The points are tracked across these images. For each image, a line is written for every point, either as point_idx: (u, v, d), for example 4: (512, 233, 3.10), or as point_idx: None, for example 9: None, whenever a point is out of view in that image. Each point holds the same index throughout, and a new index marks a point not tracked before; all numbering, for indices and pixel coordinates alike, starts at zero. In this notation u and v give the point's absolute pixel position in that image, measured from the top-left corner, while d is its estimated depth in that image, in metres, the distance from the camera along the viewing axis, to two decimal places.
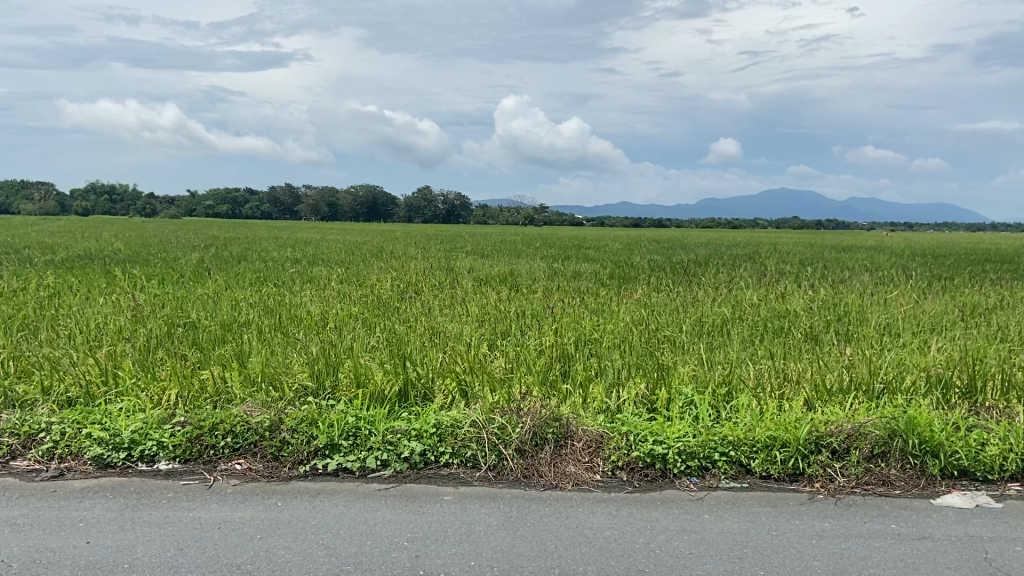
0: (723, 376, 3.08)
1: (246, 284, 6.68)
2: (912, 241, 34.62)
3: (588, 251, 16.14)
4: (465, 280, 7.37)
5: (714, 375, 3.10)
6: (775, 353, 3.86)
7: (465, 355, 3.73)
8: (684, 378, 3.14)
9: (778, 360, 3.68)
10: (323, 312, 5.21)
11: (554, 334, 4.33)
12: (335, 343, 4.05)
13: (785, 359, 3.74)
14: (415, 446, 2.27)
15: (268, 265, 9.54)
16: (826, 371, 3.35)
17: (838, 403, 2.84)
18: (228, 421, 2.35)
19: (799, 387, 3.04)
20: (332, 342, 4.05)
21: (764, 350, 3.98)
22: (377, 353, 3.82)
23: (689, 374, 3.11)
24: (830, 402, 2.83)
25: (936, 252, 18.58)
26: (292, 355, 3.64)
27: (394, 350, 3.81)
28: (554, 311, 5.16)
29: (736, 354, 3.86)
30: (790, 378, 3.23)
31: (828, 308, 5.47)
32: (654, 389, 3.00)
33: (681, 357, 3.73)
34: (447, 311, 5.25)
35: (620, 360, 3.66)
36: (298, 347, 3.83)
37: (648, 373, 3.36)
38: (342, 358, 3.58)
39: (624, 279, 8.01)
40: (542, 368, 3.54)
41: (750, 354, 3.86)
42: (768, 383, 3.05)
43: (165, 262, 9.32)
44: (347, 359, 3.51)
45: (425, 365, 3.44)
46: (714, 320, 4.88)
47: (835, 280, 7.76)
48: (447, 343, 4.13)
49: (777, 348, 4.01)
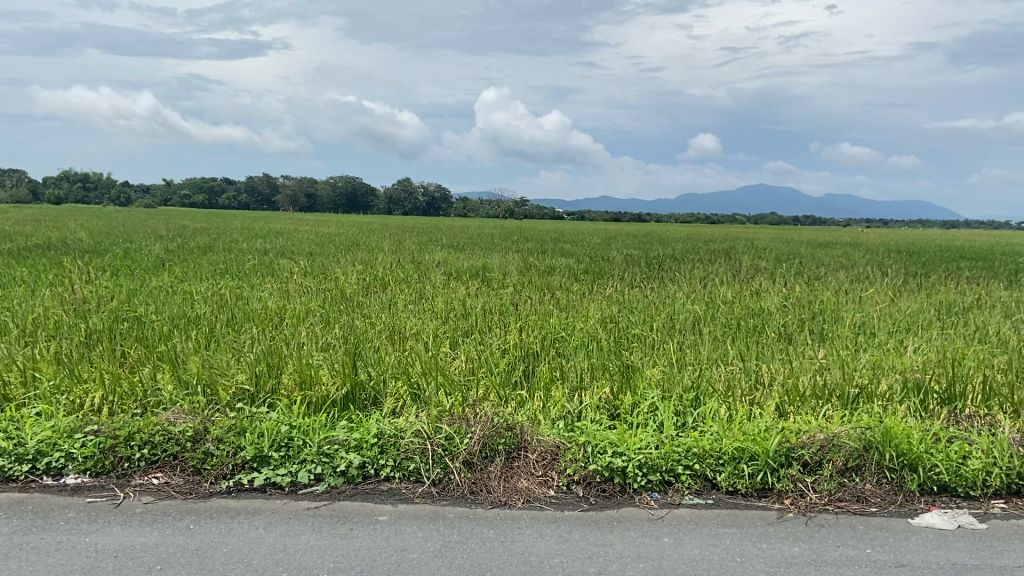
0: (692, 379, 2.91)
1: (205, 276, 6.44)
2: (887, 238, 34.85)
3: (566, 245, 15.96)
4: (433, 274, 7.18)
5: (683, 377, 2.93)
6: (748, 355, 3.70)
7: (423, 355, 3.53)
8: (652, 381, 2.96)
9: (751, 361, 3.52)
10: (281, 307, 4.99)
11: (520, 331, 4.15)
12: (287, 341, 3.84)
13: (758, 360, 3.58)
14: (352, 458, 2.07)
15: (234, 258, 9.28)
16: (800, 374, 3.20)
17: (811, 410, 2.68)
18: (148, 431, 2.15)
19: (771, 392, 2.88)
20: (284, 340, 3.83)
21: (737, 350, 3.82)
22: (331, 351, 3.62)
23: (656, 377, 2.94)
24: (802, 409, 2.68)
25: (915, 249, 18.59)
26: (238, 353, 3.43)
27: (348, 348, 3.61)
28: (521, 307, 4.98)
29: (707, 354, 3.69)
30: (762, 381, 3.07)
31: (804, 306, 5.33)
32: (619, 392, 2.82)
33: (650, 358, 3.56)
34: (411, 307, 5.05)
35: (586, 361, 3.48)
36: (246, 344, 3.62)
37: (613, 376, 3.18)
38: (291, 357, 3.37)
39: (598, 275, 7.86)
40: (503, 369, 3.36)
41: (722, 355, 3.70)
42: (739, 388, 2.89)
43: (126, 254, 9.03)
44: (296, 359, 3.31)
45: (377, 365, 3.23)
46: (687, 318, 4.72)
47: (810, 277, 7.64)
48: (406, 341, 3.93)
49: (751, 348, 3.85)
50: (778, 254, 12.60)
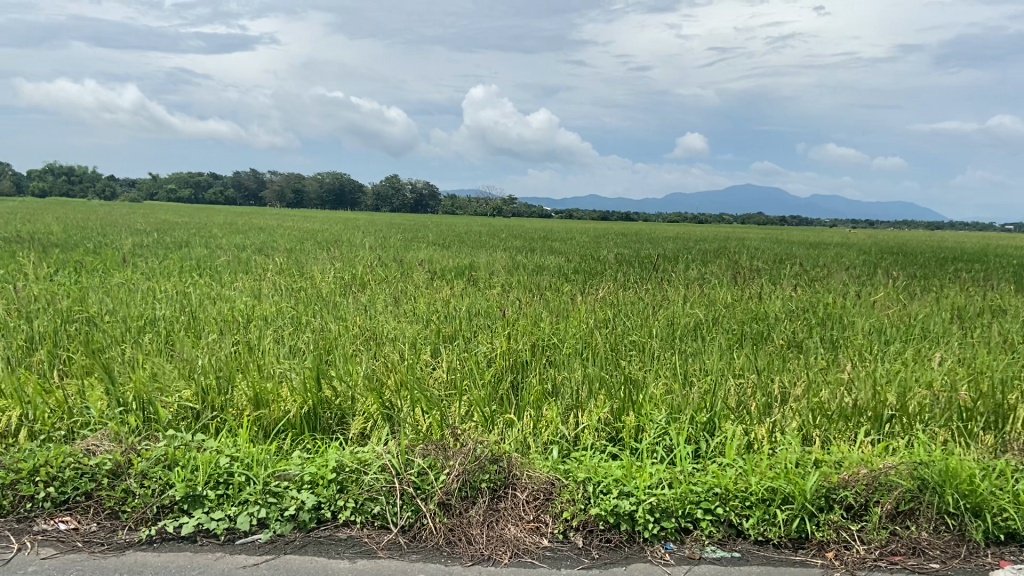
0: (704, 401, 2.57)
1: (172, 274, 6.05)
2: (877, 239, 34.74)
3: (554, 243, 15.67)
4: (416, 272, 6.82)
5: (692, 398, 2.59)
6: (759, 369, 3.37)
7: (399, 364, 3.17)
8: (656, 402, 2.62)
9: (762, 377, 3.19)
10: (249, 308, 4.62)
11: (507, 336, 3.80)
12: (249, 347, 3.47)
13: (770, 375, 3.25)
14: (305, 499, 1.71)
15: (208, 253, 8.88)
16: (821, 393, 2.86)
17: (842, 439, 2.35)
18: (58, 464, 1.78)
19: (791, 416, 2.55)
20: (247, 346, 3.47)
21: (744, 362, 3.49)
22: (296, 360, 3.25)
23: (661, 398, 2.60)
24: (831, 438, 2.34)
25: (905, 249, 18.41)
26: (191, 359, 3.05)
27: (314, 358, 3.24)
28: (507, 309, 4.63)
29: (712, 369, 3.36)
30: (779, 402, 2.74)
31: (809, 311, 5.01)
32: (619, 414, 2.48)
33: (652, 373, 3.22)
34: (389, 309, 4.69)
35: (581, 373, 3.14)
36: (202, 352, 3.24)
37: (611, 393, 2.84)
38: (252, 368, 3.01)
39: (590, 275, 7.53)
40: (488, 382, 3.01)
41: (730, 369, 3.36)
42: (754, 413, 2.55)
43: (95, 249, 8.60)
44: (255, 369, 2.95)
45: (347, 377, 2.87)
46: (687, 324, 4.38)
47: (808, 278, 7.34)
48: (381, 347, 3.57)
49: (760, 361, 3.52)
50: (770, 255, 12.33)
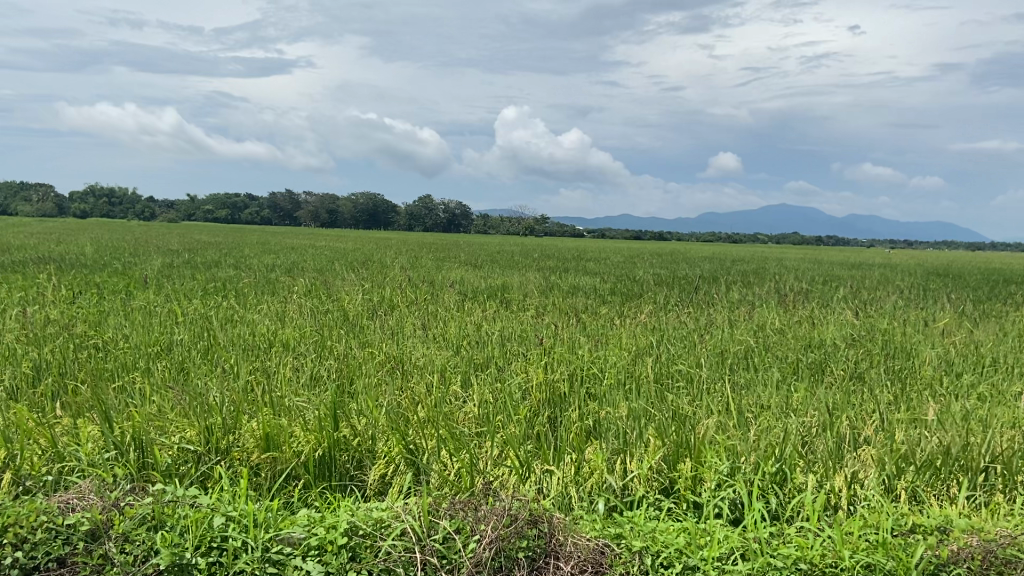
0: (769, 450, 2.28)
1: (196, 296, 5.88)
2: (919, 259, 33.85)
3: (587, 263, 15.37)
4: (446, 294, 6.59)
5: (754, 448, 2.30)
6: (823, 407, 3.06)
7: (426, 399, 2.92)
8: (714, 449, 2.33)
9: (828, 417, 2.88)
10: (272, 332, 4.41)
11: (543, 365, 3.52)
12: (266, 378, 3.25)
13: (837, 415, 2.93)
14: (310, 568, 1.44)
15: (236, 274, 8.74)
16: (898, 440, 2.55)
17: (931, 501, 2.05)
18: (28, 521, 1.54)
19: (868, 468, 2.25)
20: (263, 377, 3.24)
21: (803, 399, 3.18)
22: (316, 393, 3.02)
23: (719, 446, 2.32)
24: (920, 502, 2.04)
25: (952, 271, 17.80)
26: (203, 392, 2.83)
27: (335, 392, 3.00)
28: (542, 335, 4.36)
29: (770, 407, 3.05)
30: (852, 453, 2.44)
31: (867, 339, 4.67)
32: (673, 464, 2.19)
33: (703, 409, 2.94)
34: (418, 333, 4.45)
35: (626, 410, 2.86)
36: (217, 383, 3.03)
37: (660, 435, 2.55)
38: (266, 404, 2.77)
39: (627, 296, 7.24)
40: (524, 420, 2.75)
41: (788, 407, 3.06)
42: (826, 464, 2.24)
43: (122, 270, 8.49)
44: (270, 404, 2.72)
45: (368, 413, 2.62)
46: (736, 352, 4.08)
47: (859, 301, 6.98)
48: (408, 377, 3.33)
49: (821, 397, 3.21)
50: (812, 276, 11.90)
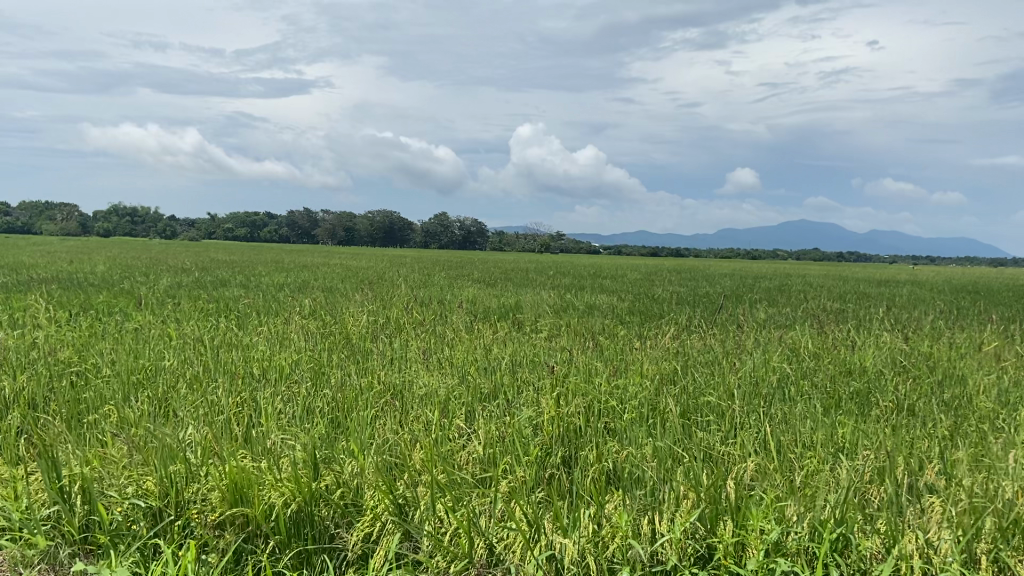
0: (820, 515, 1.96)
1: (194, 317, 5.62)
2: (942, 276, 33.20)
3: (604, 281, 15.06)
4: (457, 314, 6.30)
5: (801, 511, 1.99)
6: (872, 454, 2.74)
7: (428, 440, 2.62)
8: (755, 514, 2.01)
9: (878, 468, 2.57)
10: (268, 357, 4.13)
11: (557, 395, 3.22)
12: (250, 416, 2.95)
13: (889, 461, 2.62)
14: None
15: (242, 293, 8.51)
16: (966, 497, 2.23)
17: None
18: None
19: (938, 536, 1.93)
20: (246, 414, 2.94)
21: (848, 446, 2.86)
22: (305, 431, 2.72)
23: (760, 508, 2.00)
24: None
25: (980, 287, 17.29)
26: (178, 431, 2.55)
27: (322, 431, 2.70)
28: (556, 360, 4.06)
29: (811, 452, 2.74)
30: (914, 514, 2.11)
31: (906, 365, 4.34)
32: (709, 529, 1.88)
33: (737, 457, 2.62)
34: (424, 358, 4.16)
35: (651, 460, 2.56)
36: (196, 420, 2.74)
37: (693, 492, 2.23)
38: (245, 445, 2.47)
39: (647, 316, 6.91)
40: (535, 469, 2.45)
41: (834, 454, 2.74)
42: (892, 531, 1.91)
43: (125, 289, 8.26)
44: (251, 447, 2.43)
45: (357, 458, 2.31)
46: (767, 381, 3.76)
47: (893, 323, 6.62)
48: (409, 412, 3.04)
49: (867, 442, 2.89)
50: (838, 295, 11.52)
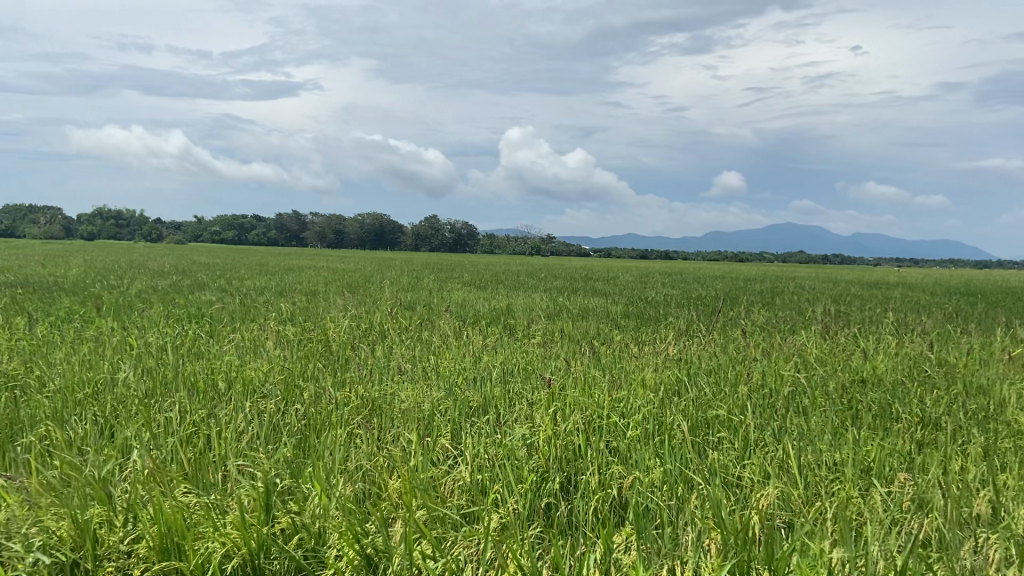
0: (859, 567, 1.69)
1: (161, 325, 5.27)
2: (931, 278, 33.14)
3: (596, 283, 14.73)
4: (443, 319, 5.98)
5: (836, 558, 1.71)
6: (909, 478, 2.45)
7: (408, 465, 2.33)
8: (790, 562, 1.71)
9: (919, 496, 2.28)
10: (236, 367, 3.80)
11: (554, 409, 2.91)
12: (206, 442, 2.64)
13: (930, 486, 2.33)
14: None
15: (217, 298, 8.15)
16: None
17: None
18: None
19: None
20: (201, 438, 2.61)
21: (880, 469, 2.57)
22: (268, 460, 2.42)
23: (789, 554, 1.72)
24: None
25: (974, 289, 17.10)
26: (119, 464, 2.24)
27: (285, 460, 2.40)
28: (551, 369, 3.75)
29: (839, 473, 2.45)
30: (970, 560, 1.83)
31: (924, 372, 4.06)
32: None
33: (757, 484, 2.34)
34: (406, 367, 3.85)
35: (660, 491, 2.27)
36: (143, 447, 2.43)
37: (717, 535, 1.94)
38: (196, 479, 2.18)
39: (643, 320, 6.61)
40: (527, 502, 2.16)
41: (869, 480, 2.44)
42: None
43: (94, 294, 7.88)
44: (200, 482, 2.14)
45: (323, 495, 2.00)
46: (780, 392, 3.46)
47: (901, 327, 6.35)
48: (387, 432, 2.74)
49: (902, 463, 2.60)
50: (837, 297, 11.29)
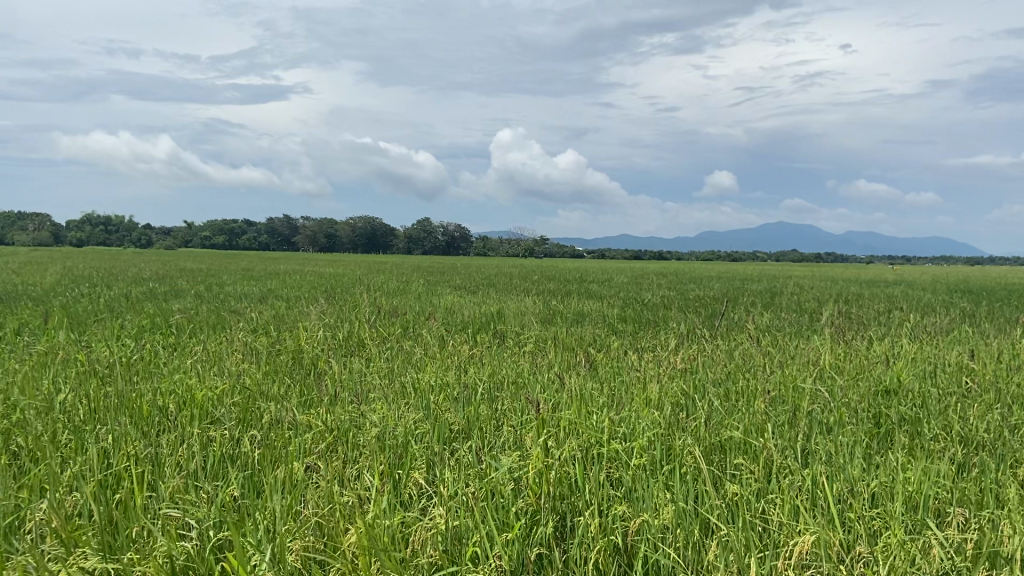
0: None
1: (121, 339, 4.91)
2: (926, 275, 32.95)
3: (591, 286, 14.27)
4: (428, 327, 5.62)
5: None
6: (967, 518, 2.08)
7: (373, 512, 1.96)
8: None
9: (982, 542, 1.92)
10: (192, 387, 3.42)
11: (546, 435, 2.55)
12: (140, 485, 2.28)
13: (996, 532, 1.96)
14: None
15: (191, 307, 7.76)
16: None
17: None
18: None
19: None
20: (131, 480, 2.25)
21: (927, 510, 2.22)
22: (209, 507, 2.07)
23: None
24: None
25: (979, 286, 16.61)
26: (25, 525, 1.89)
27: (224, 507, 2.05)
28: (543, 385, 3.39)
29: (881, 513, 2.10)
30: None
31: (952, 381, 3.71)
32: None
33: (787, 528, 1.98)
34: (383, 384, 3.48)
35: (673, 540, 1.90)
36: (60, 498, 2.07)
37: None
38: (115, 541, 1.83)
39: (641, 325, 6.25)
40: (513, 559, 1.79)
41: (919, 523, 2.09)
42: None
43: (61, 305, 7.48)
44: (118, 550, 1.79)
45: (258, 569, 1.64)
46: (799, 408, 3.10)
47: (915, 329, 6.01)
48: (353, 464, 2.37)
49: (952, 498, 2.24)
50: (843, 298, 10.96)
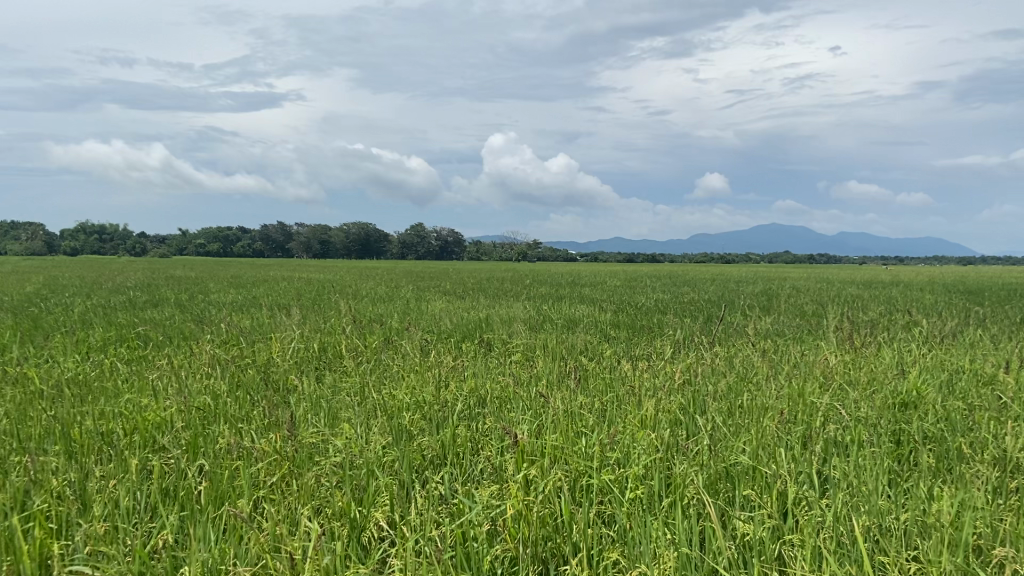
0: None
1: (78, 353, 4.58)
2: (922, 275, 32.75)
3: (582, 290, 13.90)
4: (410, 336, 5.31)
5: None
6: (1016, 563, 1.80)
7: (319, 563, 1.66)
8: None
9: None
10: (142, 408, 3.10)
11: (528, 464, 2.26)
12: (56, 531, 1.96)
13: None
14: None
15: (165, 316, 7.43)
16: None
17: None
18: None
19: None
20: (40, 530, 1.93)
21: (967, 552, 1.93)
22: (132, 560, 1.76)
23: None
24: None
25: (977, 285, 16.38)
26: None
27: (147, 559, 1.74)
28: (528, 401, 3.10)
29: (918, 563, 1.82)
30: None
31: (972, 392, 3.44)
32: None
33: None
34: (352, 402, 3.18)
35: None
36: None
37: None
38: None
39: (636, 331, 5.96)
40: None
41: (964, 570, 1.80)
42: None
43: (27, 316, 7.14)
44: None
45: None
46: (811, 428, 2.81)
47: (924, 333, 5.72)
48: (304, 501, 2.06)
49: (995, 537, 1.96)
50: (844, 299, 10.71)
